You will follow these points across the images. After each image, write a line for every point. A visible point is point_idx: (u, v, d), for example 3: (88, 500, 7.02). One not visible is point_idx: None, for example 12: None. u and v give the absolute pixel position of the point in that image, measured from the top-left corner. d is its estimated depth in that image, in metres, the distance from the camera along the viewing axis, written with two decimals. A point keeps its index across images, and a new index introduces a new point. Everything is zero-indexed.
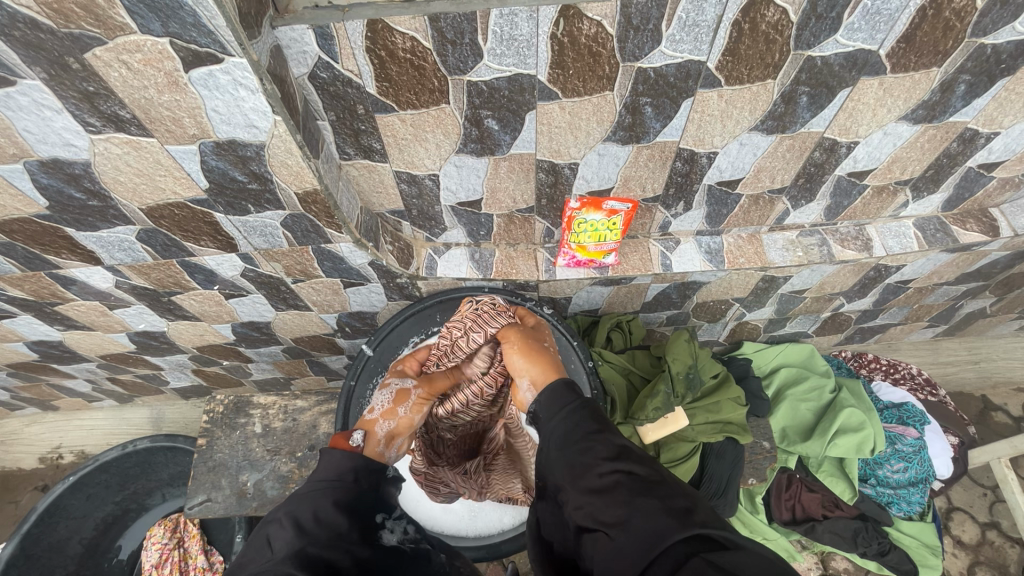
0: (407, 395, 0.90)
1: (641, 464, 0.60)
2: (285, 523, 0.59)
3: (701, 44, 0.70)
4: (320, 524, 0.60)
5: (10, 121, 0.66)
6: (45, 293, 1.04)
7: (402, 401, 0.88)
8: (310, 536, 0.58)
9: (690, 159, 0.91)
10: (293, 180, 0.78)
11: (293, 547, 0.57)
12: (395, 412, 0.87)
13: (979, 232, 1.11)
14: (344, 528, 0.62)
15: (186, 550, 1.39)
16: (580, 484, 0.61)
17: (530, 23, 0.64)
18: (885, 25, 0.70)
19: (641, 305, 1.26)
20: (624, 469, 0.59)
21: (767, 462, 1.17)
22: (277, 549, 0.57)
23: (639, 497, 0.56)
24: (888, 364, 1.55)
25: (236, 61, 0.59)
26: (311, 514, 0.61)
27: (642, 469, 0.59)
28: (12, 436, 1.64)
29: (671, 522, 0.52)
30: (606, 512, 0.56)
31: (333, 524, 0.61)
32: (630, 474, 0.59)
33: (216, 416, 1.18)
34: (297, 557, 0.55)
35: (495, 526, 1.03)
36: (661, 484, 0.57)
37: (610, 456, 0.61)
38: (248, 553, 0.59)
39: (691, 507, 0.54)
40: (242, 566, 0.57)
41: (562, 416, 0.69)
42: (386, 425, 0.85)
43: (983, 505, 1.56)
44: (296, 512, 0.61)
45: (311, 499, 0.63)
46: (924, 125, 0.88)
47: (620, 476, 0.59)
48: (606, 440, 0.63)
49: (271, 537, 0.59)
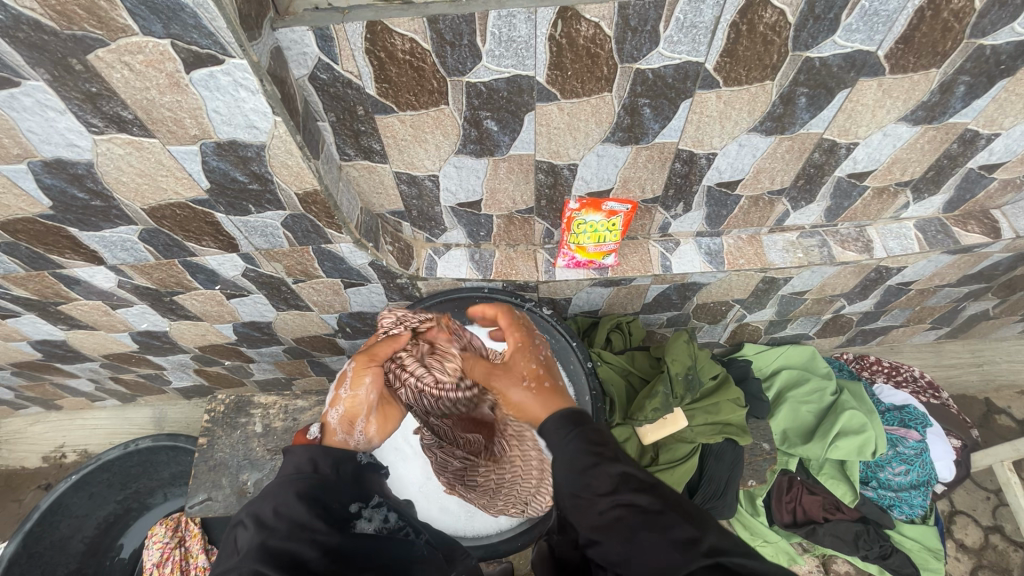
0: (348, 376, 0.86)
1: (642, 493, 0.58)
2: (248, 523, 0.60)
3: (699, 45, 0.70)
4: (281, 517, 0.60)
5: (14, 122, 0.67)
6: (49, 292, 1.05)
7: (341, 382, 0.85)
8: (271, 530, 0.59)
9: (689, 160, 0.91)
10: (294, 180, 0.79)
11: (256, 542, 0.57)
12: (339, 397, 0.84)
13: (980, 233, 1.11)
14: (307, 516, 0.61)
15: (187, 549, 1.40)
16: (584, 521, 0.60)
17: (528, 24, 0.65)
18: (883, 26, 0.70)
19: (641, 306, 1.26)
20: (625, 501, 0.58)
21: (767, 464, 1.17)
22: (242, 548, 0.57)
23: (642, 534, 0.55)
24: (890, 366, 1.54)
25: (236, 63, 0.60)
26: (272, 509, 0.61)
27: (644, 499, 0.58)
28: (16, 435, 1.65)
29: (678, 559, 0.52)
30: (612, 552, 0.56)
31: (295, 515, 0.61)
32: (632, 507, 0.57)
33: (217, 415, 1.19)
34: (260, 551, 0.56)
35: (493, 527, 1.02)
36: (664, 513, 0.56)
37: (608, 491, 0.59)
38: (219, 555, 0.60)
39: (696, 536, 0.53)
40: (214, 569, 0.58)
41: (556, 445, 0.65)
42: (335, 411, 0.83)
43: (986, 509, 1.55)
44: (258, 510, 0.61)
45: (273, 494, 0.63)
46: (924, 127, 0.88)
47: (621, 511, 0.58)
48: (604, 473, 0.60)
49: (236, 539, 0.59)
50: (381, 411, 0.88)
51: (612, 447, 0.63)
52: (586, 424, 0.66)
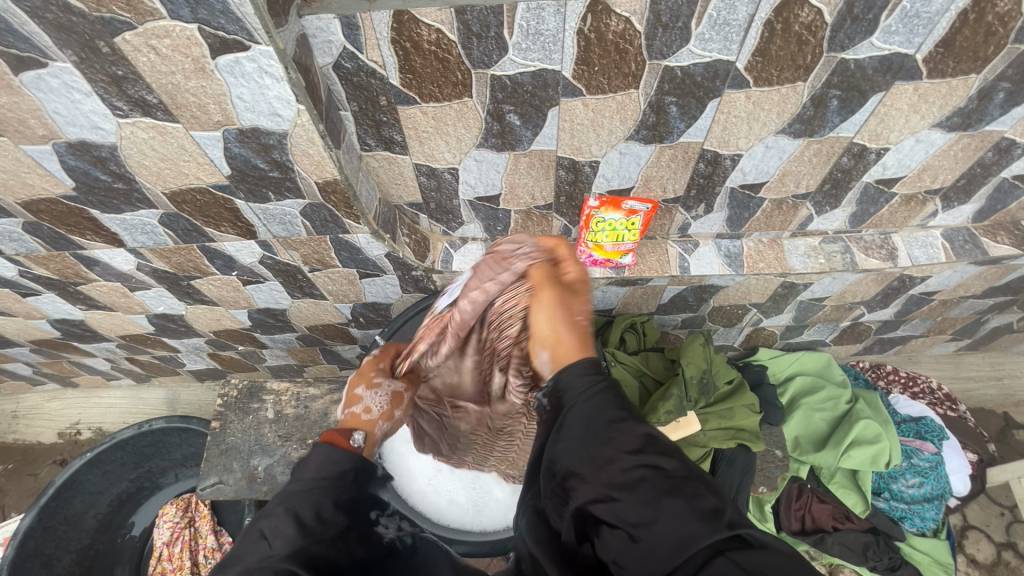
0: (401, 395, 0.89)
1: (666, 457, 0.55)
2: (285, 518, 0.58)
3: (731, 44, 0.68)
4: (323, 523, 0.60)
5: (41, 103, 0.67)
6: (69, 272, 1.06)
7: (397, 404, 0.88)
8: (313, 534, 0.58)
9: (713, 161, 0.90)
10: (314, 169, 0.78)
11: (296, 545, 0.56)
12: (392, 413, 0.88)
13: (1010, 245, 1.08)
14: (344, 525, 0.63)
15: (197, 530, 1.42)
16: (598, 476, 0.55)
17: (557, 18, 0.64)
18: (924, 28, 0.68)
19: (657, 306, 1.25)
20: (648, 462, 0.54)
21: (778, 471, 1.16)
22: (276, 545, 0.56)
23: (666, 497, 0.51)
24: (907, 377, 1.52)
25: (262, 49, 0.59)
26: (314, 511, 0.60)
27: (669, 463, 0.54)
28: (33, 410, 1.68)
29: (702, 527, 0.48)
30: (629, 511, 0.52)
31: (336, 523, 0.62)
32: (656, 469, 0.54)
33: (230, 400, 1.20)
34: (303, 556, 0.56)
35: (500, 523, 1.03)
36: (688, 480, 0.53)
37: (633, 449, 0.56)
38: (244, 546, 0.58)
39: (720, 506, 0.51)
40: (236, 559, 0.57)
41: (576, 396, 0.62)
42: (386, 425, 0.86)
43: (999, 525, 1.52)
44: (297, 508, 0.60)
45: (313, 496, 0.62)
46: (958, 134, 0.86)
47: (643, 471, 0.54)
48: (629, 430, 0.58)
49: (267, 532, 0.58)
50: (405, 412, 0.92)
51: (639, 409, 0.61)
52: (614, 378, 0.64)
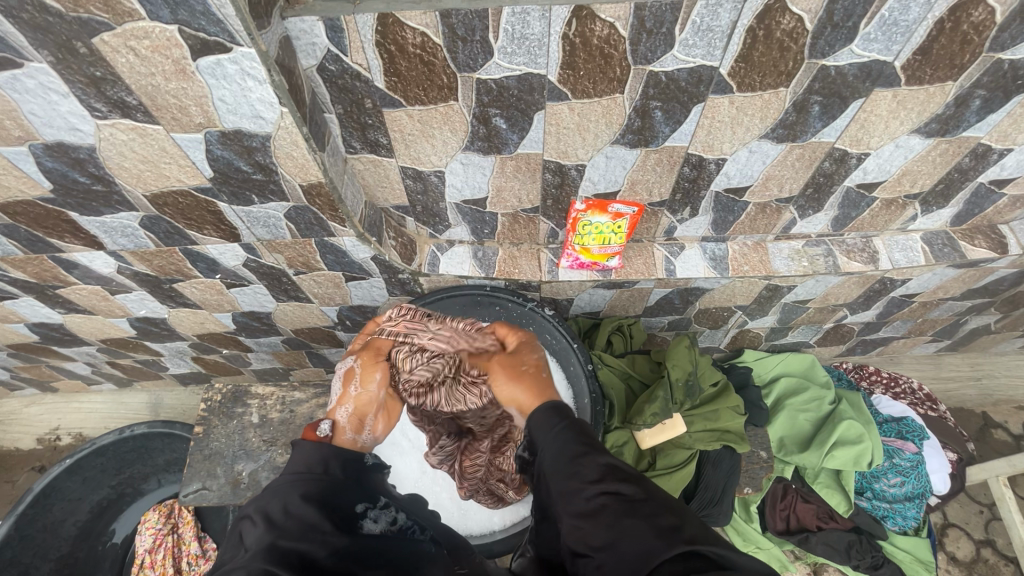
0: (355, 373, 0.88)
1: (626, 483, 0.60)
2: (257, 519, 0.60)
3: (714, 50, 0.69)
4: (291, 516, 0.60)
5: (16, 104, 0.65)
6: (47, 275, 1.04)
7: (350, 381, 0.86)
8: (281, 529, 0.59)
9: (698, 165, 0.90)
10: (298, 172, 0.78)
11: (266, 541, 0.57)
12: (348, 395, 0.86)
13: (987, 248, 1.11)
14: (317, 518, 0.61)
15: (180, 536, 1.40)
16: (569, 509, 0.62)
17: (542, 22, 0.64)
18: (902, 36, 0.69)
19: (643, 309, 1.25)
20: (610, 490, 0.60)
21: (763, 472, 1.18)
22: (248, 546, 0.57)
23: (626, 518, 0.56)
24: (889, 377, 1.55)
25: (244, 51, 0.59)
26: (282, 507, 0.61)
27: (628, 488, 0.59)
28: (11, 415, 1.64)
29: (657, 542, 0.51)
30: (594, 536, 0.57)
31: (305, 516, 0.61)
32: (617, 495, 0.59)
33: (214, 404, 1.18)
34: (269, 551, 0.56)
35: (486, 526, 1.06)
36: (647, 501, 0.57)
37: (594, 479, 0.61)
38: (226, 551, 0.60)
39: (677, 524, 0.54)
40: (220, 565, 0.58)
41: (546, 438, 0.70)
42: (346, 411, 0.84)
43: (978, 523, 1.55)
44: (267, 506, 0.62)
45: (282, 492, 0.64)
46: (936, 140, 0.87)
47: (606, 499, 0.59)
48: (592, 462, 0.64)
49: (243, 534, 0.59)
50: (388, 408, 0.89)
51: (600, 442, 0.67)
52: (573, 419, 0.71)
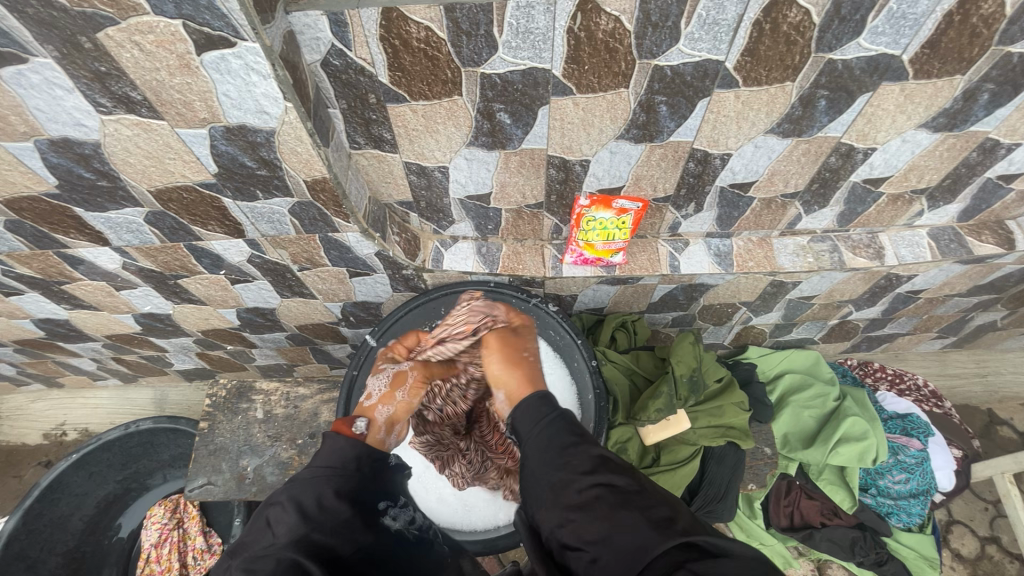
0: (402, 379, 1.04)
1: (618, 475, 0.63)
2: (288, 507, 0.60)
3: (720, 43, 0.68)
4: (325, 511, 0.62)
5: (21, 99, 0.66)
6: (53, 271, 1.04)
7: (398, 386, 1.03)
8: (314, 522, 0.59)
9: (703, 160, 0.90)
10: (303, 167, 0.78)
11: (298, 533, 0.58)
12: (392, 397, 1.01)
13: (994, 244, 1.10)
14: (347, 514, 0.63)
15: (186, 531, 1.41)
16: (560, 501, 0.63)
17: (546, 16, 0.63)
18: (910, 29, 0.68)
19: (647, 305, 1.25)
20: (604, 481, 0.62)
21: (767, 469, 1.18)
22: (279, 535, 0.58)
23: (621, 511, 0.58)
24: (894, 374, 1.54)
25: (248, 46, 0.59)
26: (315, 499, 0.62)
27: (622, 480, 0.62)
28: (17, 411, 1.66)
29: (653, 534, 0.53)
30: (587, 530, 0.58)
31: (337, 512, 0.62)
32: (610, 486, 0.61)
33: (219, 400, 1.19)
34: (301, 543, 0.57)
35: (491, 522, 1.05)
36: (641, 494, 0.60)
37: (587, 470, 0.64)
38: (252, 534, 0.60)
39: (671, 517, 0.56)
40: (246, 545, 0.59)
41: (536, 431, 0.73)
42: (384, 410, 1.00)
43: (983, 519, 1.55)
44: (300, 496, 0.62)
45: (315, 484, 0.64)
46: (944, 134, 0.87)
47: (600, 489, 0.61)
48: (585, 452, 0.67)
49: (273, 520, 0.60)
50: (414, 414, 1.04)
51: (590, 435, 0.70)
52: (563, 410, 0.75)
